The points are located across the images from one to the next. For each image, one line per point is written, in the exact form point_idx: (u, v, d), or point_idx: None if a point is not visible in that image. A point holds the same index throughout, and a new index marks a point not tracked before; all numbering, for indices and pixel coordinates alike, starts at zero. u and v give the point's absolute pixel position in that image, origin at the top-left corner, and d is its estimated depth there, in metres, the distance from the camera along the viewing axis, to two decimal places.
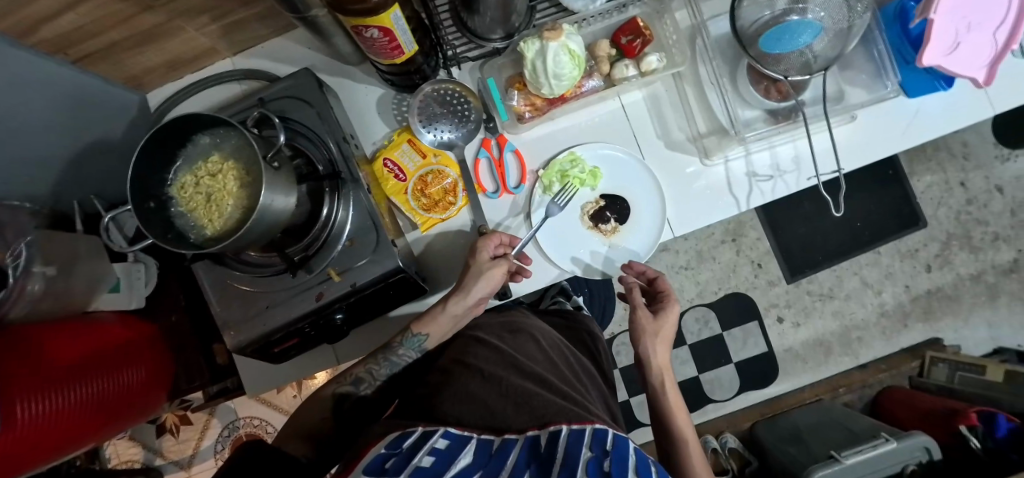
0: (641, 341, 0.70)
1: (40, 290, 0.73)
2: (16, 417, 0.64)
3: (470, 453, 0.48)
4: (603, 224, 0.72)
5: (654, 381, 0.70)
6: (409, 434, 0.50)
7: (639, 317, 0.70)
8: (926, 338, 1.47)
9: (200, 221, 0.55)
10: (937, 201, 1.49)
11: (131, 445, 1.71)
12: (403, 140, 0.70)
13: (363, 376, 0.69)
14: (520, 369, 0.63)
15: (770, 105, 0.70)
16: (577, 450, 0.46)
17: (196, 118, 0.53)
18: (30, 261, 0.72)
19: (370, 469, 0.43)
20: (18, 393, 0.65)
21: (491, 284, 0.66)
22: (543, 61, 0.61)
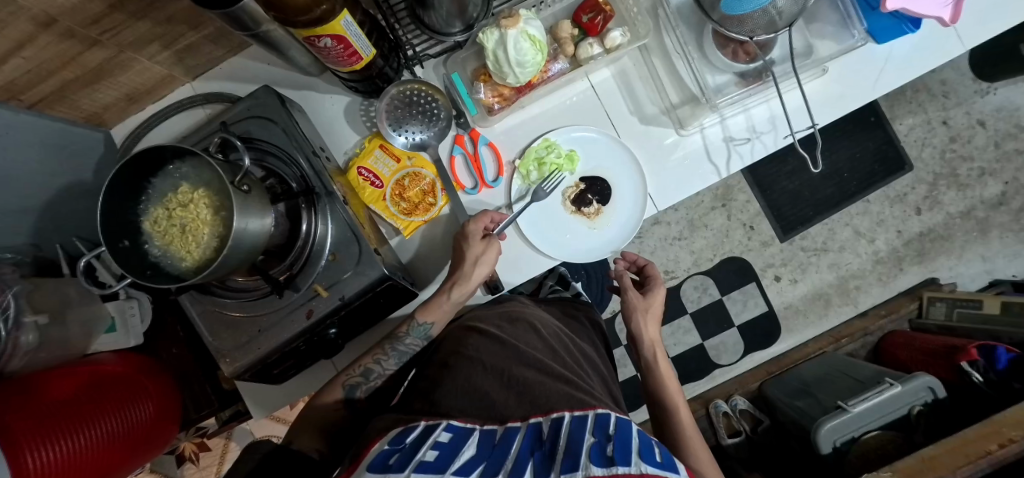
0: (633, 319, 0.81)
1: (35, 340, 0.77)
2: (27, 467, 0.63)
3: (474, 443, 0.48)
4: (588, 207, 0.72)
5: (649, 355, 0.79)
6: (413, 428, 0.50)
7: (629, 297, 0.81)
8: (923, 279, 1.48)
9: (177, 254, 0.54)
10: (921, 142, 1.48)
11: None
12: (375, 146, 0.69)
13: (372, 368, 0.68)
14: (520, 359, 0.63)
15: (740, 68, 0.69)
16: (580, 437, 0.46)
17: (158, 150, 0.53)
18: (19, 311, 0.74)
19: (374, 465, 0.44)
20: (24, 445, 0.64)
21: (490, 263, 0.67)
22: (503, 50, 0.60)
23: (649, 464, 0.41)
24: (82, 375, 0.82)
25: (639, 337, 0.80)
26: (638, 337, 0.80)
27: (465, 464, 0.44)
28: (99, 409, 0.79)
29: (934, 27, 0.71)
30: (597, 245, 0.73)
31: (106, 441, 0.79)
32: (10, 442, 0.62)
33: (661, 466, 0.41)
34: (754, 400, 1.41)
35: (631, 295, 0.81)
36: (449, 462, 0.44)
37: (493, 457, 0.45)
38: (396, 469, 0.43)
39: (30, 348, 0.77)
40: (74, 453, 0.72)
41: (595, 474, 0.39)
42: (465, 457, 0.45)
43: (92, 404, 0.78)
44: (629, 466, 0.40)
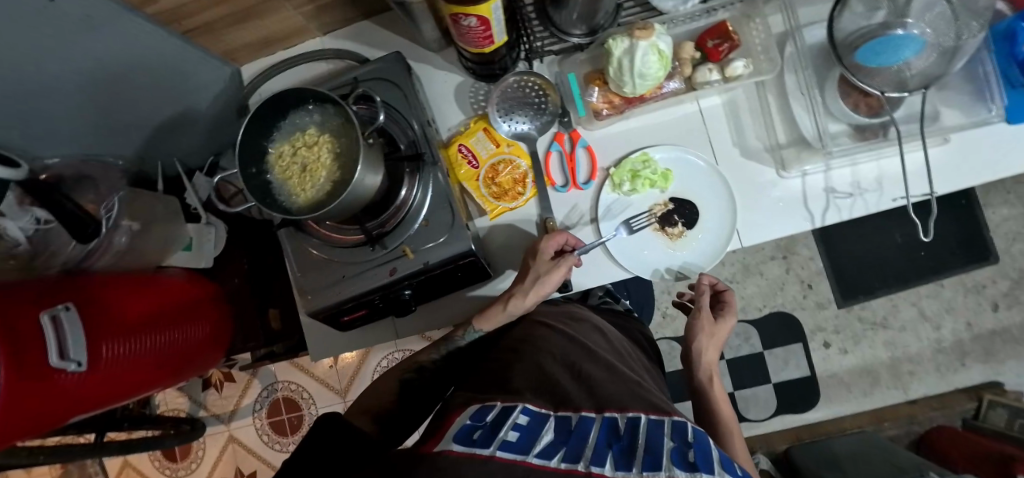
0: (697, 341, 0.75)
1: (125, 243, 0.95)
2: (102, 357, 0.81)
3: (550, 429, 0.51)
4: (672, 228, 0.71)
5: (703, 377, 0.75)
6: (490, 408, 0.54)
7: (700, 317, 0.74)
8: (986, 379, 1.39)
9: (292, 190, 0.58)
10: (1014, 236, 1.40)
11: (178, 395, 1.81)
12: (478, 128, 0.72)
13: (424, 364, 0.75)
14: (589, 354, 0.65)
15: (858, 119, 0.68)
16: (659, 439, 0.50)
17: (299, 92, 0.57)
18: (118, 214, 0.93)
19: (459, 438, 0.48)
20: (104, 337, 0.82)
21: (551, 282, 0.67)
22: (630, 59, 0.61)
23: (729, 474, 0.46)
24: (161, 289, 0.98)
25: (695, 358, 0.75)
26: (694, 358, 0.75)
27: (545, 448, 0.48)
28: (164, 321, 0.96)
29: None
30: (672, 267, 0.72)
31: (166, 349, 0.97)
32: (94, 332, 0.80)
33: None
34: (777, 462, 1.36)
35: (700, 318, 0.74)
36: (531, 444, 0.48)
37: (572, 443, 0.48)
38: (482, 444, 0.46)
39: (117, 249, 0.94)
40: (137, 355, 0.90)
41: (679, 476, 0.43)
42: (544, 442, 0.49)
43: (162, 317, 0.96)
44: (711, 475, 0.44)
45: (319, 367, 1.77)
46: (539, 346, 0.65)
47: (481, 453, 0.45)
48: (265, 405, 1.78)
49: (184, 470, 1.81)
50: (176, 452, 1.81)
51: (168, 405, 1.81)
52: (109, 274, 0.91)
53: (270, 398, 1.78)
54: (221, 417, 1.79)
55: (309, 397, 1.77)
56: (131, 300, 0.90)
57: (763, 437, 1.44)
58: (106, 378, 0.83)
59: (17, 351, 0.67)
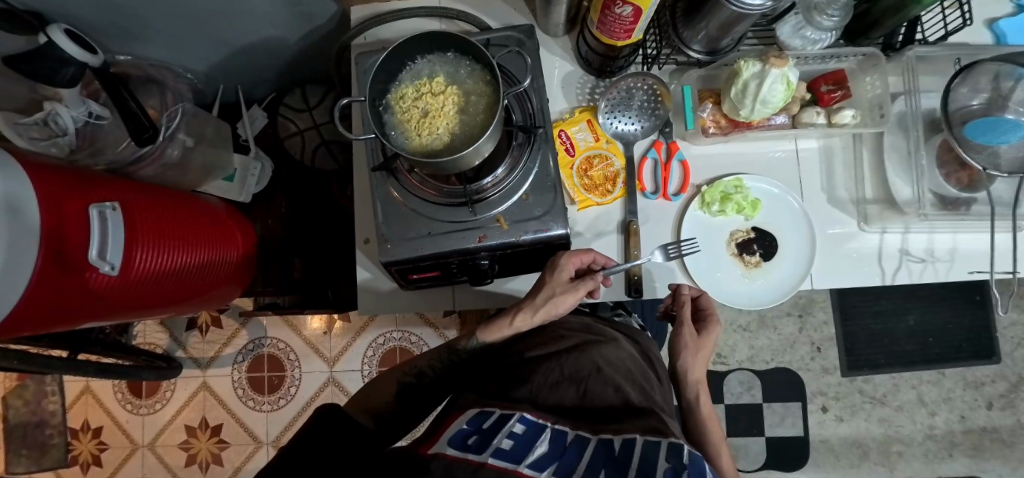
0: (679, 355, 0.70)
1: (177, 156, 0.93)
2: (134, 264, 0.74)
3: (547, 439, 0.51)
4: (750, 258, 0.72)
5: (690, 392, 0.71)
6: (489, 414, 0.56)
7: (683, 334, 0.68)
8: (969, 473, 1.42)
9: (407, 133, 0.57)
10: (1018, 341, 1.45)
11: (158, 330, 1.73)
12: (582, 118, 0.72)
13: (423, 370, 0.72)
14: (601, 367, 0.62)
15: (944, 189, 0.69)
16: (651, 463, 0.47)
17: (441, 38, 0.56)
18: (177, 127, 0.91)
19: (455, 442, 0.50)
20: (139, 242, 0.75)
21: (565, 303, 0.64)
22: (757, 83, 0.61)
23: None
24: (193, 211, 0.92)
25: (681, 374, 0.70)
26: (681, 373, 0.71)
27: (538, 459, 0.48)
28: (195, 244, 0.90)
29: None
30: (743, 295, 0.71)
31: (193, 272, 0.89)
32: (132, 235, 0.74)
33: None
34: None
35: (683, 331, 0.67)
36: (525, 453, 0.48)
37: (566, 458, 0.49)
38: (475, 450, 0.48)
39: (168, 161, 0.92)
40: (168, 270, 0.83)
41: None
42: (539, 454, 0.49)
43: (191, 236, 0.89)
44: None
45: (313, 331, 1.71)
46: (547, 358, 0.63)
47: (473, 459, 0.46)
48: (248, 358, 1.72)
49: (147, 409, 1.72)
50: (143, 388, 1.72)
51: (145, 338, 1.73)
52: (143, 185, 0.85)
53: (254, 352, 1.72)
54: (198, 361, 1.72)
55: (294, 359, 1.71)
56: (166, 214, 0.84)
57: None
58: (134, 287, 0.76)
59: (54, 230, 0.62)
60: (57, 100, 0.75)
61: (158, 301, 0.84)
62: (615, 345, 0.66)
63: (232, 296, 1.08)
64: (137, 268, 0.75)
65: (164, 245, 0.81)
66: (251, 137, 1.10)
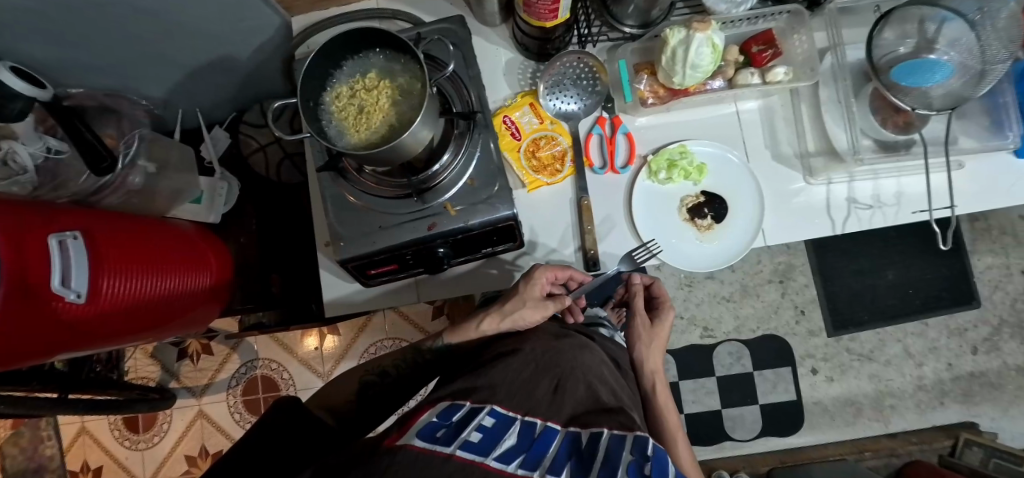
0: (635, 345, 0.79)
1: (140, 183, 0.92)
2: (101, 291, 0.74)
3: (516, 433, 0.52)
4: (702, 221, 0.73)
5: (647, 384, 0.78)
6: (459, 407, 0.54)
7: (636, 323, 0.78)
8: (962, 420, 1.43)
9: (347, 130, 0.58)
10: (995, 284, 1.47)
11: (150, 363, 1.74)
12: (525, 102, 0.73)
13: (387, 369, 0.75)
14: (573, 364, 0.63)
15: (884, 135, 0.72)
16: (618, 454, 0.50)
17: (368, 33, 0.58)
18: (137, 154, 0.91)
19: (423, 434, 0.47)
20: (105, 270, 0.74)
21: (535, 315, 0.69)
22: (684, 49, 0.63)
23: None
24: (161, 234, 0.92)
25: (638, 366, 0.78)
26: (637, 364, 0.79)
27: (506, 452, 0.48)
28: (166, 267, 0.89)
29: None
30: (695, 258, 0.73)
31: (165, 294, 0.89)
32: (96, 265, 0.73)
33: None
34: None
35: (637, 321, 0.78)
36: (493, 446, 0.48)
37: (534, 451, 0.49)
38: (445, 442, 0.46)
39: (133, 188, 0.91)
40: (140, 294, 0.82)
41: None
42: (506, 446, 0.49)
43: (158, 262, 0.87)
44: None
45: (303, 347, 1.72)
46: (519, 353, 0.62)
47: (444, 451, 0.45)
48: (241, 382, 1.72)
49: (145, 443, 1.72)
50: (139, 423, 1.72)
51: (137, 373, 1.73)
52: (106, 213, 0.83)
53: (247, 375, 1.72)
54: (192, 390, 1.71)
55: (288, 378, 1.71)
56: (133, 238, 0.84)
57: (746, 458, 1.44)
58: (105, 315, 0.76)
59: (17, 258, 0.61)
60: (12, 139, 0.76)
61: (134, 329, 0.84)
62: (587, 348, 0.67)
63: (209, 318, 1.09)
64: (105, 296, 0.75)
65: (132, 270, 0.81)
66: (216, 160, 1.11)
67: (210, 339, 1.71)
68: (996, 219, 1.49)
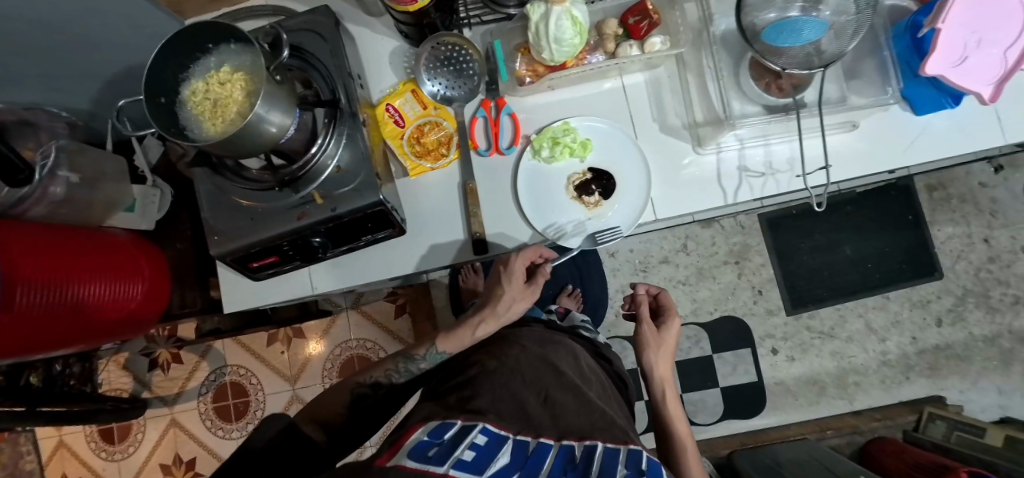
0: (644, 353, 0.81)
1: (63, 194, 0.88)
2: (16, 302, 0.76)
3: (507, 451, 0.51)
4: (589, 198, 0.73)
5: (658, 393, 0.79)
6: (450, 424, 0.53)
7: (643, 329, 0.81)
8: (928, 394, 1.40)
9: (203, 125, 0.59)
10: (957, 253, 1.44)
11: (123, 375, 1.75)
12: (406, 89, 0.74)
13: (383, 379, 0.71)
14: (561, 378, 0.63)
15: (769, 101, 0.70)
16: (613, 467, 0.51)
17: (216, 28, 0.59)
18: (55, 165, 0.87)
19: (414, 454, 0.45)
20: (23, 282, 0.77)
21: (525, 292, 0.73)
22: (545, 24, 0.63)
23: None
24: (98, 248, 0.92)
25: (648, 374, 0.80)
26: (648, 373, 0.80)
27: (500, 470, 0.47)
28: (97, 276, 0.90)
29: (977, 109, 0.72)
30: (584, 235, 0.73)
31: (93, 305, 0.91)
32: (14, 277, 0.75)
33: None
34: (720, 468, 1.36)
35: (643, 327, 0.81)
36: (486, 465, 0.47)
37: (528, 467, 0.49)
38: (437, 462, 0.45)
39: (55, 200, 0.87)
40: (60, 304, 0.84)
41: None
42: (501, 464, 0.49)
43: (82, 270, 0.88)
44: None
45: (269, 351, 1.71)
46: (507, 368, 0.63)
47: (436, 471, 0.43)
48: (211, 389, 1.72)
49: (122, 453, 1.74)
50: (114, 434, 1.74)
51: (111, 385, 1.74)
52: (34, 225, 0.83)
53: (217, 382, 1.72)
54: (165, 399, 1.72)
55: (257, 383, 1.70)
56: (58, 255, 0.83)
57: (708, 442, 1.42)
58: (22, 325, 0.78)
59: None
60: None
61: (41, 339, 0.83)
62: (571, 360, 0.70)
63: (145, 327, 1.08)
64: (20, 308, 0.77)
65: (53, 284, 0.82)
66: (148, 167, 1.03)
67: (179, 348, 1.73)
68: (955, 187, 1.45)
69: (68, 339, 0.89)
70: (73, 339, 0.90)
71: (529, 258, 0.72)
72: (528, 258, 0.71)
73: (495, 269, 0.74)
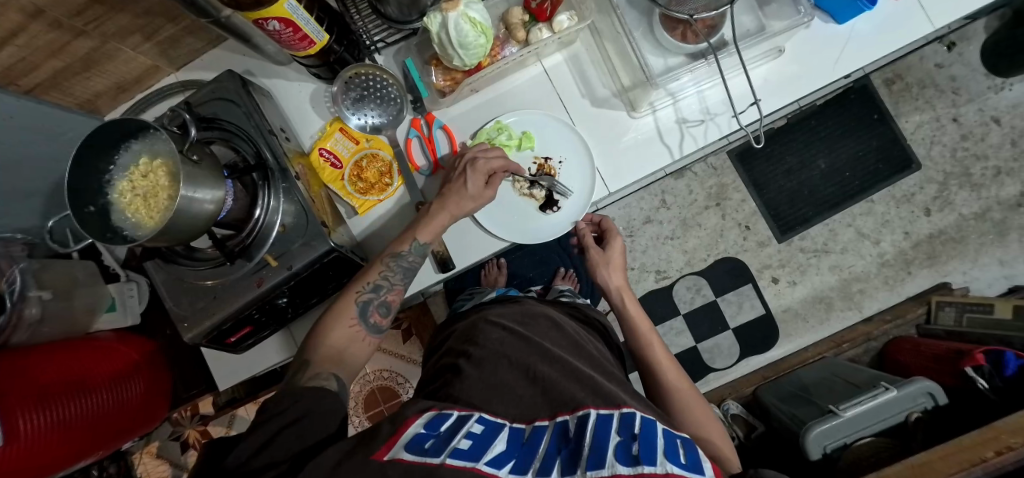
0: (597, 272, 0.85)
1: (39, 314, 0.80)
2: (21, 431, 0.69)
3: (504, 439, 0.50)
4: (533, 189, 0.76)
5: (618, 304, 0.84)
6: (446, 416, 0.51)
7: (590, 252, 0.85)
8: (933, 283, 1.40)
9: (140, 221, 0.58)
10: (930, 140, 1.43)
11: (160, 463, 1.54)
12: (334, 129, 0.74)
13: (380, 283, 0.67)
14: (545, 354, 0.62)
15: (690, 49, 0.67)
16: (605, 435, 0.48)
17: (121, 125, 0.58)
18: (25, 287, 0.78)
19: (411, 446, 0.45)
20: (20, 409, 0.70)
21: (478, 189, 0.69)
22: (446, 33, 0.62)
23: (673, 464, 0.45)
24: (87, 353, 0.85)
25: (606, 289, 0.85)
26: (605, 287, 0.85)
27: (495, 457, 0.46)
28: (96, 381, 0.84)
29: (898, 4, 0.71)
30: (538, 225, 0.77)
31: (96, 414, 0.84)
32: (8, 406, 0.68)
33: (686, 467, 0.45)
34: (748, 406, 1.33)
35: (589, 250, 0.85)
36: (482, 452, 0.46)
37: (522, 454, 0.47)
38: (432, 453, 0.44)
39: (33, 322, 0.80)
40: (64, 421, 0.77)
41: (621, 472, 0.42)
42: (496, 451, 0.47)
43: (77, 379, 0.81)
44: (654, 466, 0.43)
45: None
46: (492, 351, 0.62)
47: (431, 462, 0.43)
48: None
49: None
50: None
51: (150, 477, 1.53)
52: (20, 350, 0.77)
53: None
54: None
55: None
56: (49, 372, 0.77)
57: (732, 383, 1.43)
58: (27, 455, 0.71)
59: None
60: None
61: (45, 465, 0.75)
62: (555, 332, 0.70)
63: (153, 421, 1.02)
64: (25, 436, 0.70)
65: (51, 402, 0.75)
66: (118, 265, 0.92)
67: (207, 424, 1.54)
68: (913, 76, 1.44)
69: (79, 454, 0.82)
70: (79, 454, 0.82)
71: (496, 167, 0.70)
72: (493, 167, 0.70)
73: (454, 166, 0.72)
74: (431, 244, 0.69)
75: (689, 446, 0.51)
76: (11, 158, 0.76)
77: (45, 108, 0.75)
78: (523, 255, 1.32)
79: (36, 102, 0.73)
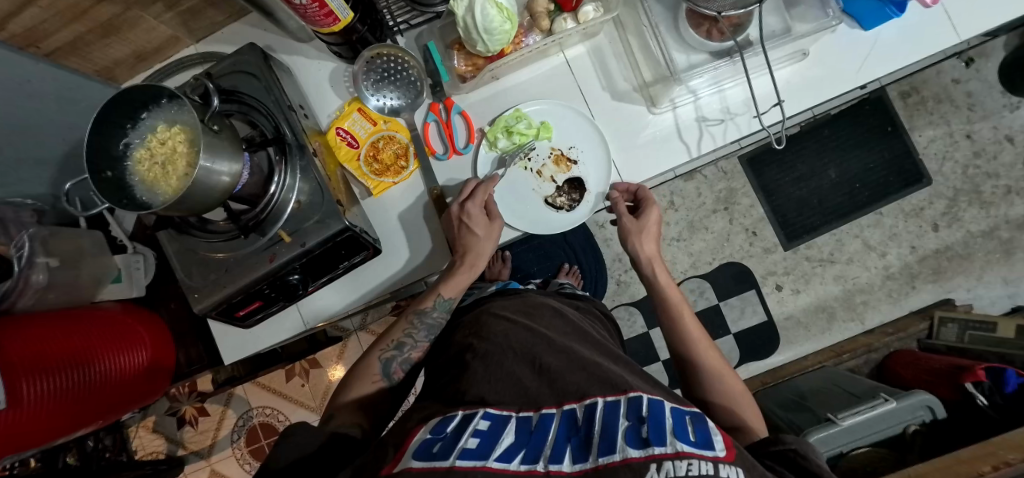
0: (629, 240, 0.77)
1: (45, 281, 0.79)
2: (23, 397, 0.70)
3: (512, 431, 0.50)
4: (558, 198, 0.76)
5: (650, 275, 0.79)
6: (451, 418, 0.52)
7: (622, 221, 0.76)
8: (936, 298, 1.40)
9: (158, 189, 0.58)
10: (942, 155, 1.43)
11: (155, 436, 1.54)
12: (353, 109, 0.74)
13: (403, 341, 0.72)
14: (551, 343, 0.63)
15: (714, 47, 0.67)
16: (614, 421, 0.49)
17: (142, 92, 0.58)
18: (33, 253, 0.77)
19: (419, 454, 0.45)
20: (23, 376, 0.70)
21: (489, 230, 0.72)
22: (472, 17, 0.62)
23: (683, 442, 0.45)
24: (94, 321, 0.85)
25: (636, 258, 0.79)
26: (636, 257, 0.79)
27: (505, 451, 0.46)
28: (99, 352, 0.84)
29: (926, 14, 0.71)
30: (549, 215, 0.76)
31: (97, 385, 0.84)
32: (11, 373, 0.69)
33: (696, 444, 0.46)
34: None
35: (623, 219, 0.76)
36: (491, 449, 0.46)
37: (532, 444, 0.48)
38: (441, 457, 0.44)
39: (40, 288, 0.79)
40: (66, 388, 0.78)
41: (632, 455, 0.43)
42: (505, 445, 0.47)
43: (81, 348, 0.81)
44: (664, 446, 0.44)
45: (290, 386, 1.54)
46: (496, 342, 0.62)
47: (440, 466, 0.42)
48: (244, 434, 1.53)
49: None
50: None
51: (146, 449, 1.54)
52: (26, 317, 0.76)
53: (247, 427, 1.54)
54: (200, 453, 1.54)
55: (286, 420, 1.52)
56: (57, 339, 0.77)
57: None
58: (27, 421, 0.72)
59: None
60: None
61: (44, 433, 0.76)
62: (558, 320, 0.71)
63: (156, 394, 1.02)
64: (25, 403, 0.71)
65: (51, 370, 0.75)
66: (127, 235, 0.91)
67: (204, 400, 1.55)
68: (928, 90, 1.44)
69: (80, 422, 0.83)
70: (78, 424, 0.83)
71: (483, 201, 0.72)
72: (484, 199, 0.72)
73: (446, 223, 0.72)
74: (453, 300, 0.74)
75: (699, 421, 0.51)
76: (24, 123, 0.75)
77: (63, 72, 0.74)
78: (529, 249, 1.32)
79: (55, 67, 0.73)
